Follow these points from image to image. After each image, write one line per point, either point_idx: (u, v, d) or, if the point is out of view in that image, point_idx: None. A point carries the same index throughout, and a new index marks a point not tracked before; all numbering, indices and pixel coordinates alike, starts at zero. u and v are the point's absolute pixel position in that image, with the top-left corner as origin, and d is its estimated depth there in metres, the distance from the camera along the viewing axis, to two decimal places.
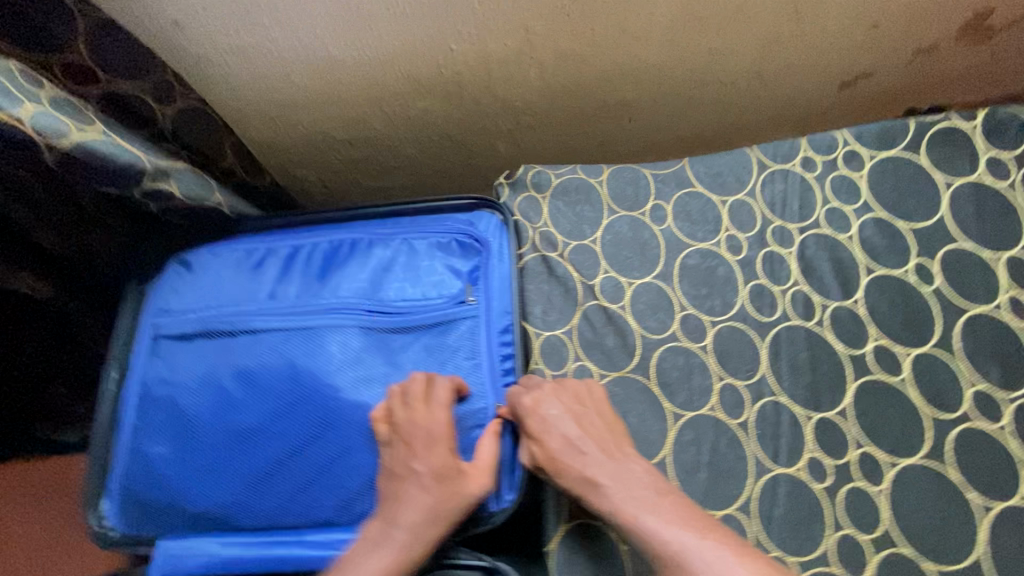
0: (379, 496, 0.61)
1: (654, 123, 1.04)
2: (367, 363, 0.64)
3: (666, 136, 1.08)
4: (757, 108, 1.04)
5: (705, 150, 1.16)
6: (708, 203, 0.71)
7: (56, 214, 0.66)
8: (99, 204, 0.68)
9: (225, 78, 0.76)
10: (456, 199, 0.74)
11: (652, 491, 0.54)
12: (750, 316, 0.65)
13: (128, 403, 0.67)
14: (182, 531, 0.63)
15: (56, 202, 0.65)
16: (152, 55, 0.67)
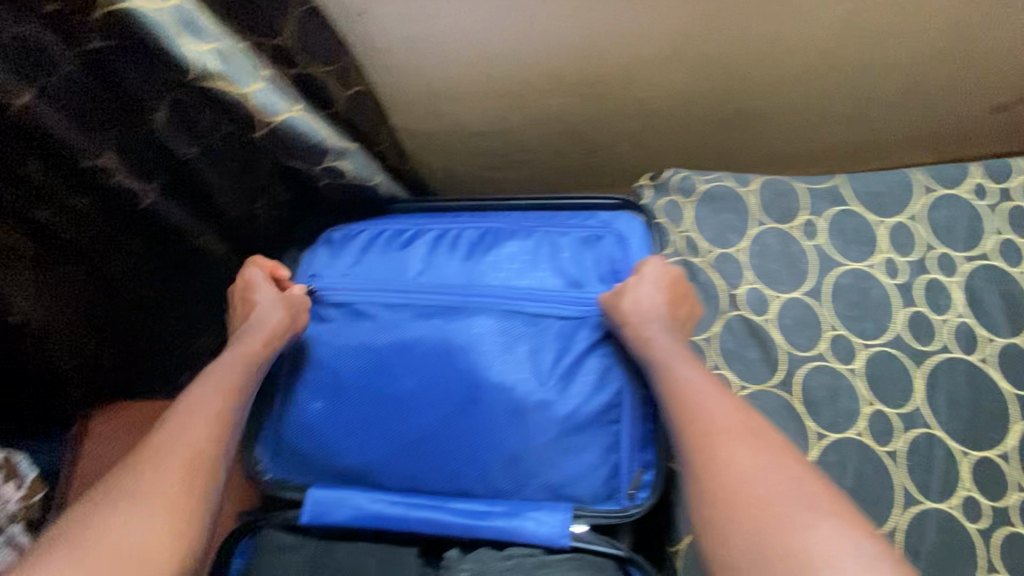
0: (514, 475, 0.63)
1: (786, 139, 1.01)
2: (514, 348, 0.67)
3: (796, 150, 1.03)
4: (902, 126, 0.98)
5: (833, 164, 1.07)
6: (865, 222, 0.69)
7: (235, 180, 0.71)
8: (273, 174, 0.73)
9: (390, 65, 0.82)
10: (600, 199, 0.76)
11: (736, 418, 0.51)
12: (906, 342, 0.63)
13: (287, 358, 0.73)
14: (331, 484, 0.68)
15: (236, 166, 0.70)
16: (341, 47, 0.74)
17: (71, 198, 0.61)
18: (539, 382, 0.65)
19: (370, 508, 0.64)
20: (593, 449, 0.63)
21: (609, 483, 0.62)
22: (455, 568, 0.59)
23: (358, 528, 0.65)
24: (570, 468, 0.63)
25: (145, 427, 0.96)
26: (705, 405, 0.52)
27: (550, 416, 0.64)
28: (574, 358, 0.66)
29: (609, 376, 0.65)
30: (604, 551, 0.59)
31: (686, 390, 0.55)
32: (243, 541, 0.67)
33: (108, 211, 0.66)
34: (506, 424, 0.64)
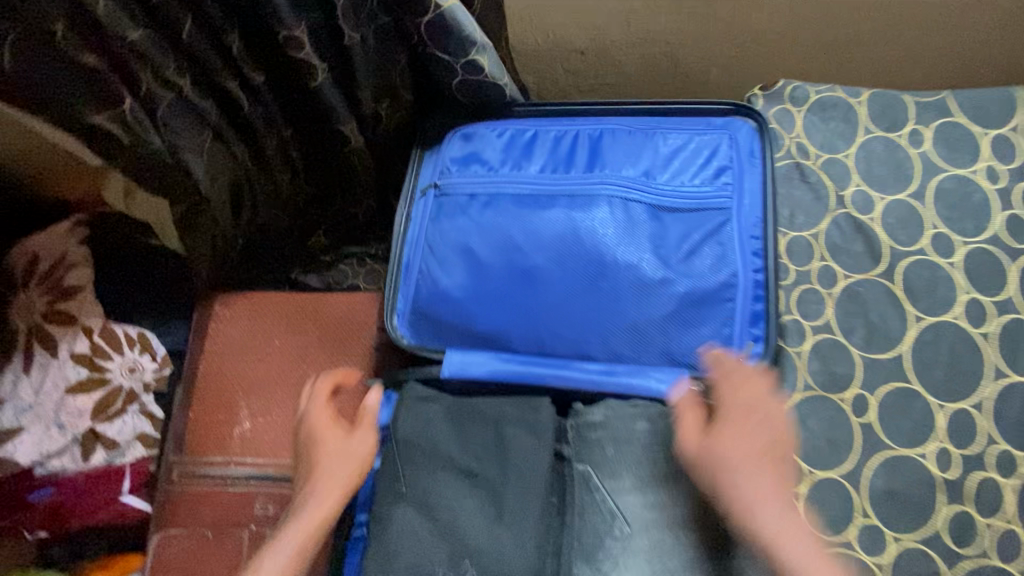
0: (635, 344, 0.70)
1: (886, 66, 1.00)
2: (638, 232, 0.73)
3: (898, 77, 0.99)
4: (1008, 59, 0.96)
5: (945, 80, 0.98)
6: (970, 133, 0.74)
7: (377, 70, 0.77)
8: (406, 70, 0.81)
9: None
10: (713, 104, 0.81)
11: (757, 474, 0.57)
12: (1002, 240, 0.69)
13: (419, 240, 0.80)
14: (463, 348, 0.76)
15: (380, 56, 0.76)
16: None
17: (253, 72, 0.71)
18: (660, 263, 0.71)
19: (504, 367, 0.73)
20: (709, 324, 0.70)
21: (721, 354, 0.69)
22: (588, 413, 0.69)
23: (493, 383, 0.74)
24: (687, 337, 0.70)
25: (266, 313, 1.03)
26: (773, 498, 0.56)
27: (670, 293, 0.70)
28: (691, 244, 0.72)
29: (725, 260, 0.71)
30: (721, 406, 0.66)
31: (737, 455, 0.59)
32: (388, 395, 0.77)
33: (276, 88, 0.74)
34: (630, 299, 0.71)
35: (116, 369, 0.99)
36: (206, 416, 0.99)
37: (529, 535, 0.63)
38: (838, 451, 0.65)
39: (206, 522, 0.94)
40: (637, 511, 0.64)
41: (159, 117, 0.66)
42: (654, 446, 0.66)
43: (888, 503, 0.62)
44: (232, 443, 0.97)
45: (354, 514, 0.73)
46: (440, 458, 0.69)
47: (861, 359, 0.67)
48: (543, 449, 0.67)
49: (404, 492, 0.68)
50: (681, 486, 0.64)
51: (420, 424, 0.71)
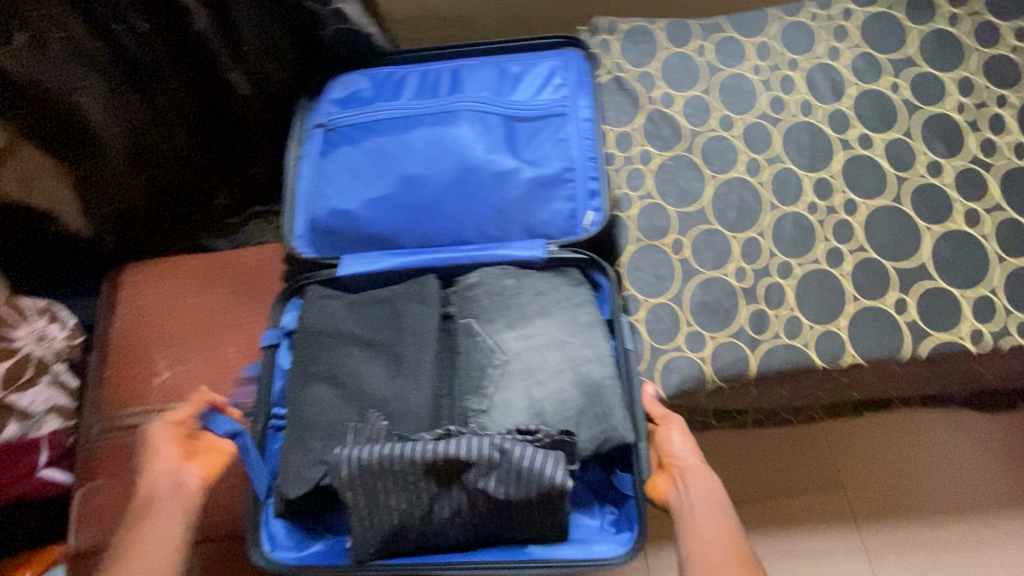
0: (500, 224, 0.85)
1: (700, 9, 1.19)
2: (494, 137, 0.88)
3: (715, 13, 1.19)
4: None
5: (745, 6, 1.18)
6: (739, 43, 0.95)
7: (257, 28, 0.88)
8: (284, 31, 0.92)
9: None
10: (549, 40, 0.98)
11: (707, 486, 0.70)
12: (768, 114, 0.90)
13: (310, 169, 0.91)
14: (358, 252, 0.86)
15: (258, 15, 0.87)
16: None
17: (136, 19, 0.81)
18: (513, 157, 0.87)
19: (392, 258, 0.84)
20: (556, 200, 0.85)
21: (570, 222, 0.85)
22: (466, 278, 0.82)
23: (386, 274, 0.84)
24: (542, 213, 0.85)
25: (174, 272, 1.07)
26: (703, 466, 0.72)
27: (523, 180, 0.85)
28: (537, 142, 0.88)
29: (565, 150, 0.88)
30: (570, 258, 0.83)
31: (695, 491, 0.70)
32: (294, 301, 0.87)
33: (162, 38, 0.85)
34: (491, 187, 0.85)
35: (24, 339, 1.01)
36: (125, 372, 1.02)
37: (423, 380, 0.75)
38: (664, 281, 0.81)
39: (132, 469, 0.97)
40: (512, 346, 0.76)
41: (48, 53, 0.78)
42: (520, 295, 0.80)
43: (702, 311, 0.79)
44: (153, 393, 1.01)
45: (272, 408, 0.81)
46: (343, 336, 0.79)
47: (675, 213, 0.85)
48: (430, 314, 0.78)
49: (311, 368, 0.77)
50: (544, 320, 0.78)
51: (323, 312, 0.80)
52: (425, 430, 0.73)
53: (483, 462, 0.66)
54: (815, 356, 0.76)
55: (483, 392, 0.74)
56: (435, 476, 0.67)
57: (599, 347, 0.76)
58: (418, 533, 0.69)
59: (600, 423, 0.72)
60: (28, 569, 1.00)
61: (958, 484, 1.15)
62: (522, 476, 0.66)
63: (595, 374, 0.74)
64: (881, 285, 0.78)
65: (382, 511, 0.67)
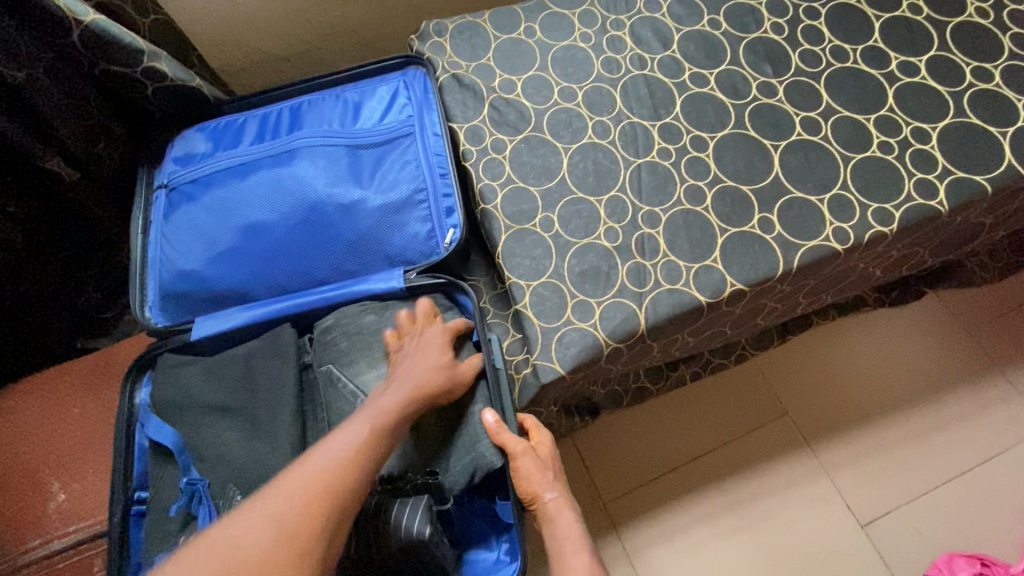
0: (358, 259, 0.81)
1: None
2: (338, 169, 0.84)
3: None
4: None
5: None
6: (563, 16, 0.96)
7: (63, 106, 0.84)
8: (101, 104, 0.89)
9: (198, 14, 1.00)
10: (389, 61, 0.96)
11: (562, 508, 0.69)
12: (604, 76, 0.91)
13: (156, 238, 0.86)
14: (210, 313, 0.82)
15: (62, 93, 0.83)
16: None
17: None
18: (359, 188, 0.83)
19: (249, 318, 0.80)
20: (410, 222, 0.82)
21: (428, 241, 0.82)
22: (323, 323, 0.78)
23: (240, 333, 0.80)
24: (397, 238, 0.82)
25: (51, 384, 1.00)
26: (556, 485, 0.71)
27: (372, 209, 0.82)
28: (384, 167, 0.85)
29: (413, 169, 0.85)
30: (429, 283, 0.80)
31: (561, 519, 0.68)
32: (146, 377, 0.79)
33: None
34: (340, 223, 0.82)
35: None
36: (12, 505, 0.92)
37: (281, 438, 0.69)
38: (540, 261, 0.80)
39: None
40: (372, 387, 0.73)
41: None
42: (380, 332, 0.76)
43: (583, 280, 0.78)
44: (51, 520, 0.91)
45: (133, 492, 0.74)
46: (196, 406, 0.74)
47: (537, 192, 0.84)
48: (288, 365, 0.74)
49: (171, 443, 0.72)
50: None
51: (175, 383, 0.76)
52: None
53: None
54: (698, 294, 0.76)
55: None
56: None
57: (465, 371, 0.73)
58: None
59: (466, 452, 0.69)
60: None
61: (891, 379, 1.18)
62: (378, 530, 0.63)
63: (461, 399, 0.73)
64: (743, 211, 0.79)
65: None
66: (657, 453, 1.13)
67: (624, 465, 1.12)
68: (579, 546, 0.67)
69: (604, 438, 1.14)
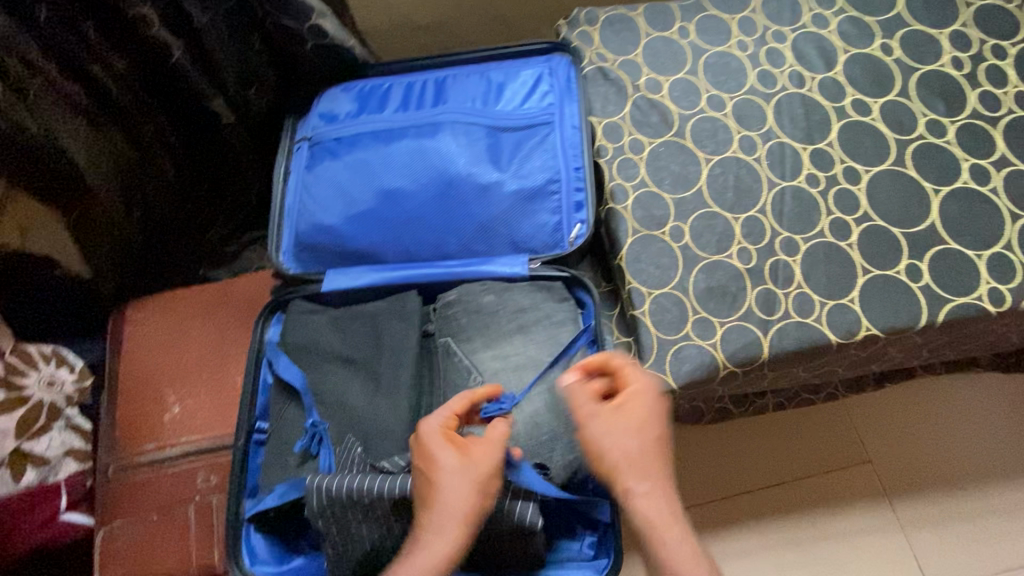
0: (485, 239, 0.83)
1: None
2: (477, 148, 0.86)
3: None
4: None
5: None
6: (722, 20, 0.93)
7: (230, 50, 0.87)
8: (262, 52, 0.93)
9: None
10: (535, 45, 0.96)
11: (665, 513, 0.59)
12: (758, 90, 0.87)
13: (296, 188, 0.91)
14: (340, 268, 0.86)
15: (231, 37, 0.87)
16: None
17: (114, 56, 0.79)
18: (495, 169, 0.85)
19: (376, 278, 0.83)
20: (541, 211, 0.83)
21: (554, 232, 0.83)
22: (445, 296, 0.81)
23: (366, 290, 0.84)
24: (526, 225, 0.83)
25: (178, 304, 1.08)
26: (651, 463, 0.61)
27: (506, 192, 0.83)
28: (520, 152, 0.86)
29: (550, 158, 0.85)
30: (553, 274, 0.80)
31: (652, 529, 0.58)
32: (277, 316, 0.86)
33: (135, 70, 0.82)
34: (474, 202, 0.83)
35: (35, 385, 1.01)
36: (134, 408, 1.02)
37: (400, 398, 0.74)
38: (667, 270, 0.79)
39: (150, 505, 0.96)
40: (488, 366, 0.75)
41: (31, 101, 0.73)
42: (499, 313, 0.77)
43: (708, 297, 0.77)
44: (166, 428, 1.00)
45: (254, 421, 0.81)
46: (325, 353, 0.79)
47: (672, 200, 0.83)
48: (412, 330, 0.78)
49: (298, 384, 0.77)
50: (521, 339, 0.76)
51: (305, 328, 0.81)
52: (399, 452, 0.72)
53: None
54: (829, 332, 0.74)
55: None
56: (406, 515, 0.67)
57: (580, 369, 0.74)
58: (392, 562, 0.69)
59: (571, 448, 0.70)
60: None
61: (989, 447, 1.12)
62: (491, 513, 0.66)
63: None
64: (890, 253, 0.76)
65: (353, 538, 0.67)
66: (730, 475, 1.11)
67: (695, 480, 1.11)
68: (679, 533, 0.57)
69: (677, 451, 1.13)
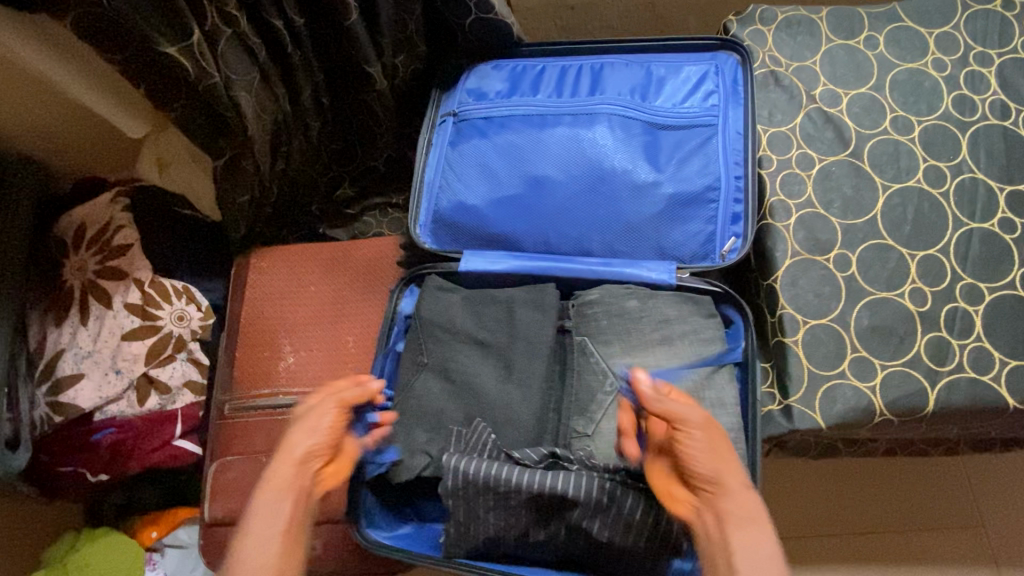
0: (631, 240, 0.80)
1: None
2: (634, 145, 0.82)
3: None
4: None
5: None
6: (917, 34, 0.84)
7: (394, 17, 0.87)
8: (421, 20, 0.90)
9: None
10: (703, 40, 0.89)
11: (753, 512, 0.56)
12: (952, 117, 0.80)
13: (439, 162, 0.90)
14: (477, 249, 0.86)
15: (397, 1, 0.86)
16: None
17: (295, 14, 0.79)
18: (650, 170, 0.81)
19: (514, 266, 0.82)
20: (694, 219, 0.79)
21: (705, 244, 0.79)
22: (586, 294, 0.79)
23: (502, 276, 0.83)
24: (677, 233, 0.79)
25: (299, 258, 1.11)
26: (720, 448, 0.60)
27: (660, 195, 0.80)
28: (677, 154, 0.82)
29: (710, 165, 0.81)
30: (703, 288, 0.77)
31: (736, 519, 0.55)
32: (411, 288, 0.86)
33: (309, 28, 0.84)
34: (625, 201, 0.80)
35: (166, 317, 1.06)
36: (251, 353, 1.06)
37: (533, 390, 0.74)
38: (827, 301, 0.74)
39: (260, 448, 1.01)
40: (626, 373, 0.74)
41: (218, 50, 0.75)
42: (643, 320, 0.75)
43: (871, 337, 0.72)
44: (280, 375, 1.04)
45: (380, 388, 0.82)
46: (458, 333, 0.79)
47: (840, 225, 0.77)
48: (550, 324, 0.77)
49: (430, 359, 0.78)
50: (664, 351, 0.74)
51: (440, 305, 0.81)
52: (530, 444, 0.72)
53: (590, 501, 0.65)
54: (1006, 395, 0.68)
55: (590, 416, 0.73)
56: (538, 508, 0.67)
57: (725, 393, 0.71)
58: (510, 547, 0.71)
59: None
60: (155, 530, 1.08)
61: None
62: (625, 521, 0.66)
63: (717, 422, 0.69)
64: None
65: (480, 521, 0.68)
66: (830, 513, 1.06)
67: (790, 512, 1.06)
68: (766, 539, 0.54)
69: (773, 479, 1.08)
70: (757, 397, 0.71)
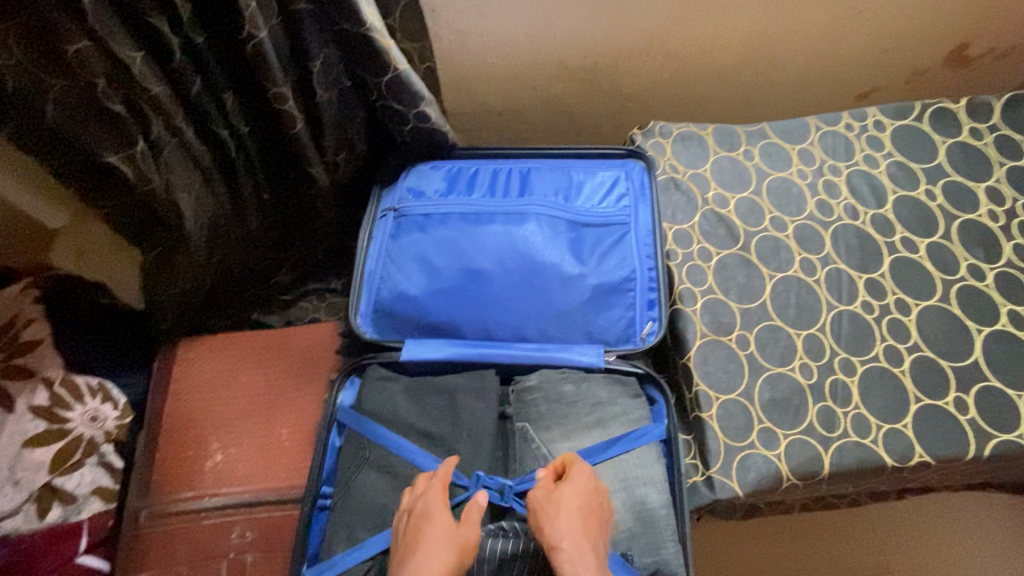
0: (561, 327, 0.87)
1: (732, 105, 1.31)
2: (560, 242, 0.92)
3: (736, 110, 1.32)
4: (801, 96, 1.32)
5: (761, 105, 1.32)
6: (783, 149, 1.03)
7: (337, 127, 0.93)
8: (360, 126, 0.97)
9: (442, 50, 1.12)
10: (613, 150, 1.03)
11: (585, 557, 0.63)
12: (816, 217, 0.96)
13: (381, 255, 0.94)
14: (419, 338, 0.89)
15: (338, 111, 0.92)
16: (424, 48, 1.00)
17: (239, 123, 0.85)
18: (576, 263, 0.90)
19: (455, 352, 0.87)
20: (616, 307, 0.89)
21: (627, 328, 0.88)
22: (525, 380, 0.85)
23: (443, 363, 0.87)
24: (602, 319, 0.88)
25: (229, 347, 1.09)
26: (580, 529, 0.66)
27: (585, 285, 0.89)
28: (598, 249, 0.92)
29: (626, 258, 0.91)
30: (627, 370, 0.85)
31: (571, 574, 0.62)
32: (352, 379, 0.88)
33: (255, 138, 0.89)
34: (555, 291, 0.88)
35: (77, 419, 1.00)
36: (173, 453, 1.00)
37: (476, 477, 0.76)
38: (734, 377, 0.84)
39: (181, 559, 0.93)
40: None
41: (162, 159, 0.77)
42: (577, 404, 0.82)
43: (773, 408, 0.82)
44: (205, 476, 0.99)
45: (321, 485, 0.81)
46: (401, 424, 0.81)
47: (737, 309, 0.89)
48: (491, 410, 0.81)
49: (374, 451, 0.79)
50: (597, 433, 0.80)
51: (382, 396, 0.83)
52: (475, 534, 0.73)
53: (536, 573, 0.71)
54: (885, 454, 0.79)
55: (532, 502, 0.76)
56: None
57: (653, 470, 0.77)
58: None
59: (649, 549, 0.73)
60: None
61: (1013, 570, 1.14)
62: None
63: (649, 499, 0.75)
64: (940, 384, 0.83)
65: None
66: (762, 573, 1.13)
67: None
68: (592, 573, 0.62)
69: (710, 544, 1.14)
70: (681, 467, 0.78)
